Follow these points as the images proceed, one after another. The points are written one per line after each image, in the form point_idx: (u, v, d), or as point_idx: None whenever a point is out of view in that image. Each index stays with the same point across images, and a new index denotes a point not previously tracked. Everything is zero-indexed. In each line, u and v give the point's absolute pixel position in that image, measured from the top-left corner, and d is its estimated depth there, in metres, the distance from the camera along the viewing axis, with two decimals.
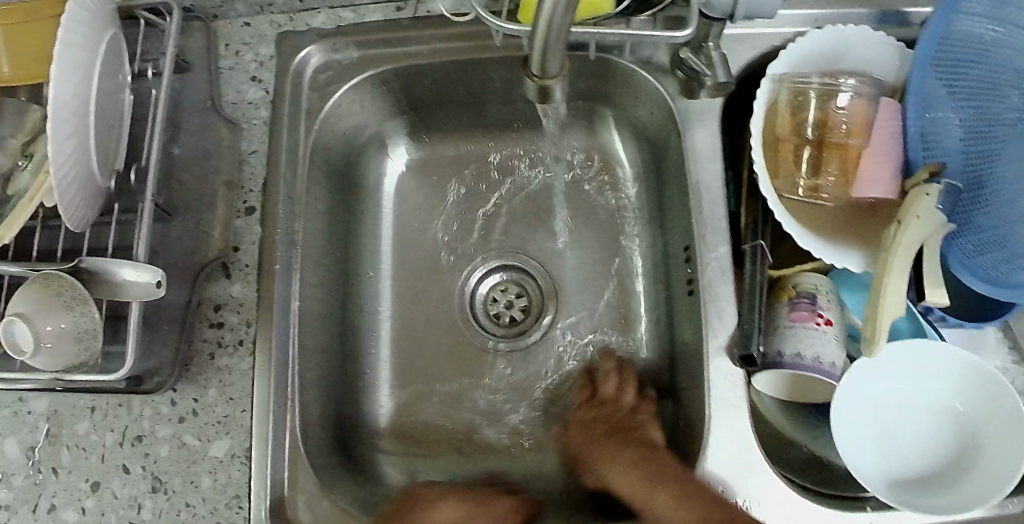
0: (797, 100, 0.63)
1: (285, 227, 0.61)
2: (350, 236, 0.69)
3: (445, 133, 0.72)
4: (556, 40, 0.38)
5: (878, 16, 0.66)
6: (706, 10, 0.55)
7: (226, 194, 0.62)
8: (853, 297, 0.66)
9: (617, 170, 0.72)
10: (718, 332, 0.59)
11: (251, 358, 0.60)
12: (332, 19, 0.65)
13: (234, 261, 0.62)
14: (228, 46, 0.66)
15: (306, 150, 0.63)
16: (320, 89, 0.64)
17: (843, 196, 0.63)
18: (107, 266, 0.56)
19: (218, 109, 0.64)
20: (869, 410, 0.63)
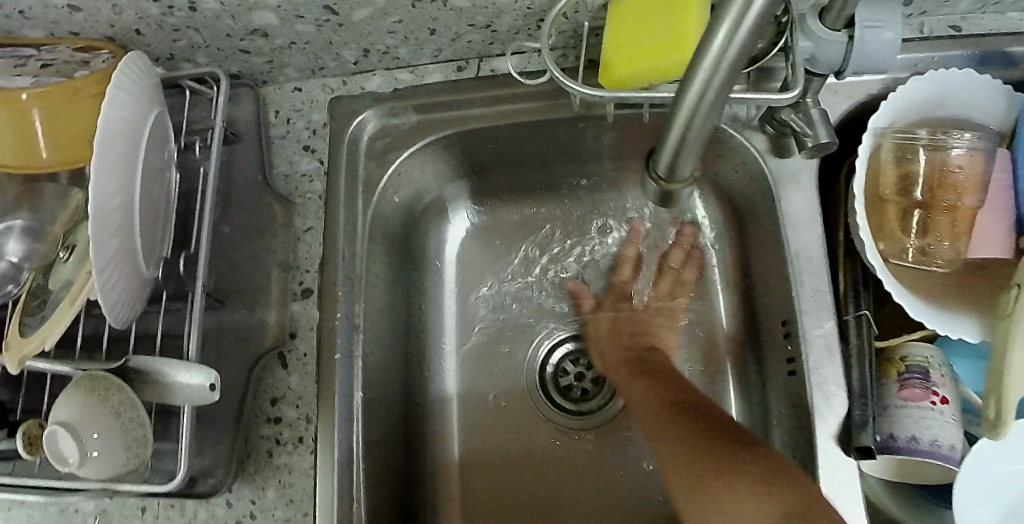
0: (902, 155, 0.57)
1: (345, 310, 0.56)
2: (410, 312, 0.64)
3: (508, 195, 0.68)
4: (703, 116, 0.38)
5: (981, 58, 0.59)
6: (810, 68, 0.51)
7: (281, 276, 0.58)
8: (964, 364, 0.60)
9: (695, 232, 0.67)
10: (827, 419, 0.54)
11: (312, 455, 0.55)
12: (388, 82, 0.61)
13: (292, 349, 0.57)
14: (277, 114, 0.61)
15: (365, 225, 0.58)
16: (378, 158, 0.59)
17: (958, 258, 0.57)
18: (157, 366, 0.52)
19: (269, 183, 0.59)
20: (999, 496, 0.56)
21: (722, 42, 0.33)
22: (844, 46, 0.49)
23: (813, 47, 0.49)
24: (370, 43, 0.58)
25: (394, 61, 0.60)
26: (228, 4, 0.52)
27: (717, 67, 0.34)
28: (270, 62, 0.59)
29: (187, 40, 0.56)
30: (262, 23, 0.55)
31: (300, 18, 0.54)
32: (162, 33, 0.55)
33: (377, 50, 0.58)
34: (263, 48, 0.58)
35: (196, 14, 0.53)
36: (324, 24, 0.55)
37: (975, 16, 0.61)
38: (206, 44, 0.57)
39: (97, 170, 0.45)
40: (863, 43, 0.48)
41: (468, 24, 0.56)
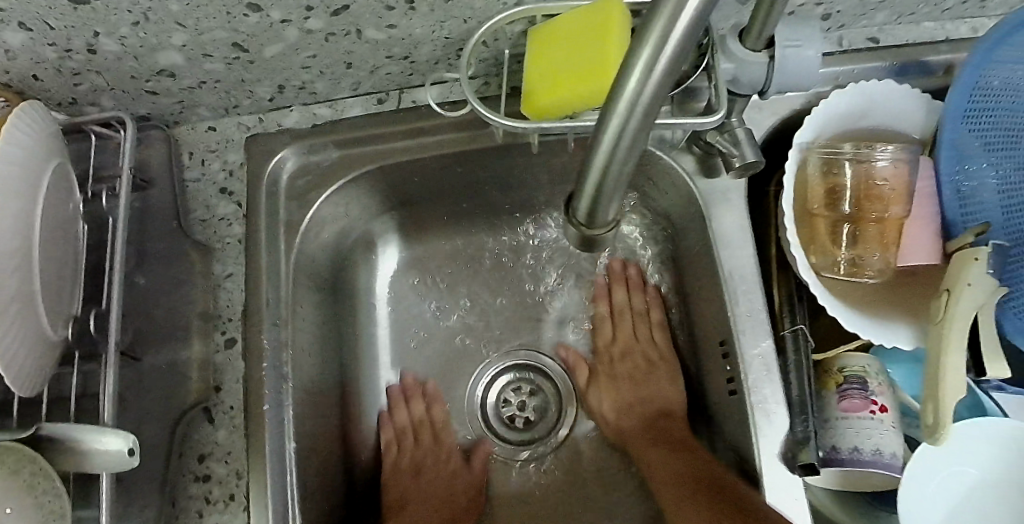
0: (829, 170, 0.57)
1: (273, 359, 0.54)
2: (344, 352, 0.62)
3: (442, 223, 0.66)
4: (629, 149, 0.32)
5: (899, 70, 0.60)
6: (733, 88, 0.50)
7: (202, 327, 0.55)
8: (898, 369, 0.62)
9: (632, 252, 0.67)
10: (770, 439, 0.54)
11: (245, 513, 0.52)
12: (307, 117, 0.59)
13: (217, 403, 0.54)
14: (191, 155, 0.59)
15: (290, 268, 0.56)
16: (300, 198, 0.57)
17: (887, 269, 0.57)
18: (71, 433, 0.48)
19: (186, 230, 0.57)
20: (938, 497, 0.57)
21: (636, 84, 0.29)
22: (766, 66, 0.48)
23: (735, 69, 0.48)
24: (285, 79, 0.55)
25: (311, 96, 0.58)
26: (130, 46, 0.50)
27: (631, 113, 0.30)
28: (180, 102, 0.57)
29: (90, 84, 0.53)
30: (169, 63, 0.52)
31: (208, 56, 0.52)
32: (60, 78, 0.52)
33: (293, 86, 0.56)
34: (171, 89, 0.55)
35: (96, 57, 0.50)
36: (235, 62, 0.53)
37: (891, 27, 0.62)
38: (110, 87, 0.54)
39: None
40: (783, 63, 0.48)
41: (386, 56, 0.54)
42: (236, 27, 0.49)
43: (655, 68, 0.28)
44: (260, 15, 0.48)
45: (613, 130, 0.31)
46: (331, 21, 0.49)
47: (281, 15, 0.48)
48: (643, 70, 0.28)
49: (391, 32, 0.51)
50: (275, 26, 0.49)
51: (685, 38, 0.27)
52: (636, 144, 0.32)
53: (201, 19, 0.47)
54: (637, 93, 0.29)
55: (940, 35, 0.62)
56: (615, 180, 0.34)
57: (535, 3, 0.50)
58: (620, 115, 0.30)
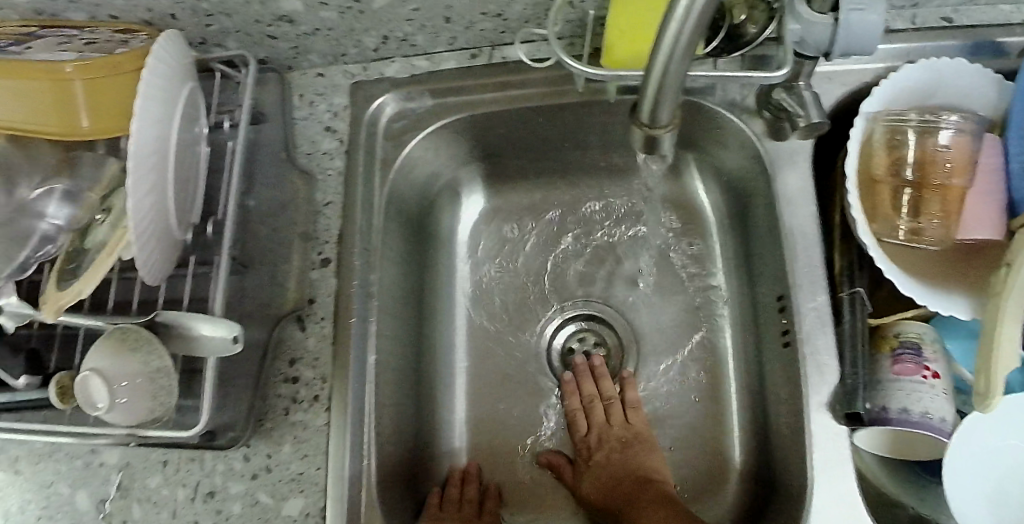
0: (894, 137, 0.59)
1: (361, 278, 0.60)
2: (423, 288, 0.67)
3: (519, 177, 0.71)
4: (672, 84, 0.37)
5: (972, 49, 0.62)
6: (799, 50, 0.54)
7: (301, 246, 0.62)
8: (958, 345, 0.62)
9: (700, 218, 0.70)
10: (820, 389, 0.56)
11: (326, 414, 0.58)
12: (406, 67, 0.65)
13: (310, 313, 0.61)
14: (302, 97, 0.66)
15: (381, 200, 0.62)
16: (395, 138, 0.63)
17: (948, 239, 0.59)
18: (185, 320, 0.55)
19: (293, 161, 0.64)
20: (985, 469, 0.58)
21: None
22: (831, 28, 0.52)
23: (802, 30, 0.52)
24: (389, 31, 0.62)
25: (411, 49, 0.64)
26: None
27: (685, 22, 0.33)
28: (296, 48, 0.64)
29: (220, 26, 0.61)
30: (289, 10, 0.59)
31: (324, 5, 0.58)
32: (197, 18, 0.60)
33: (396, 37, 0.63)
34: (289, 34, 0.62)
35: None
36: (347, 12, 0.59)
37: (966, 9, 0.64)
38: (237, 29, 0.62)
39: (136, 138, 0.49)
40: (848, 25, 0.51)
41: (480, 12, 0.60)
42: None
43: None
44: None
45: (672, 27, 0.34)
46: None
47: None
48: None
49: None
50: None
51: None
52: (687, 56, 0.35)
53: None
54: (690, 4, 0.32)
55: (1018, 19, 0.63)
56: (672, 79, 0.36)
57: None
58: (678, 19, 0.33)
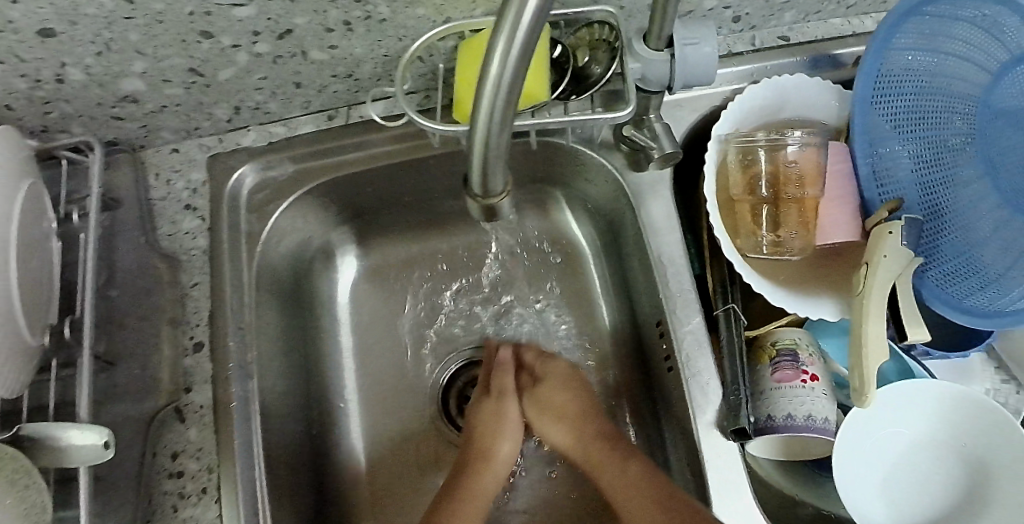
0: (746, 157, 0.62)
1: (238, 358, 0.58)
2: (307, 358, 0.66)
3: (396, 230, 0.71)
4: (496, 155, 0.37)
5: (811, 62, 0.65)
6: (643, 86, 0.55)
7: (171, 332, 0.59)
8: (831, 343, 0.65)
9: (577, 250, 0.71)
10: (705, 411, 0.57)
11: (217, 505, 0.56)
12: (263, 135, 0.64)
13: (188, 403, 0.58)
14: (157, 176, 0.64)
15: (251, 275, 0.60)
16: (259, 210, 0.61)
17: (808, 247, 0.62)
18: (49, 431, 0.52)
19: (154, 245, 0.61)
20: (873, 460, 0.60)
21: (498, 68, 0.32)
22: (668, 63, 0.54)
23: (642, 67, 0.54)
24: (240, 100, 0.60)
25: (266, 116, 0.63)
26: (95, 75, 0.54)
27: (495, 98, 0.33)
28: (144, 126, 0.61)
29: (60, 112, 0.58)
30: (132, 90, 0.57)
31: (167, 82, 0.57)
32: (32, 107, 0.57)
33: (248, 106, 0.61)
34: (136, 114, 0.60)
35: (64, 86, 0.55)
36: (193, 86, 0.58)
37: (801, 26, 0.67)
38: (78, 114, 0.59)
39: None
40: (684, 58, 0.53)
41: (331, 74, 0.59)
42: (192, 53, 0.54)
43: (513, 50, 0.32)
44: (213, 41, 0.53)
45: (481, 121, 0.35)
46: (277, 44, 0.54)
47: (231, 41, 0.53)
48: (502, 54, 0.32)
49: (334, 51, 0.56)
50: (227, 50, 0.54)
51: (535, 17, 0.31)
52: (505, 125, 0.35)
53: (158, 46, 0.52)
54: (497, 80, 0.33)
55: (848, 30, 0.67)
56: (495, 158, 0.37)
57: (463, 19, 0.55)
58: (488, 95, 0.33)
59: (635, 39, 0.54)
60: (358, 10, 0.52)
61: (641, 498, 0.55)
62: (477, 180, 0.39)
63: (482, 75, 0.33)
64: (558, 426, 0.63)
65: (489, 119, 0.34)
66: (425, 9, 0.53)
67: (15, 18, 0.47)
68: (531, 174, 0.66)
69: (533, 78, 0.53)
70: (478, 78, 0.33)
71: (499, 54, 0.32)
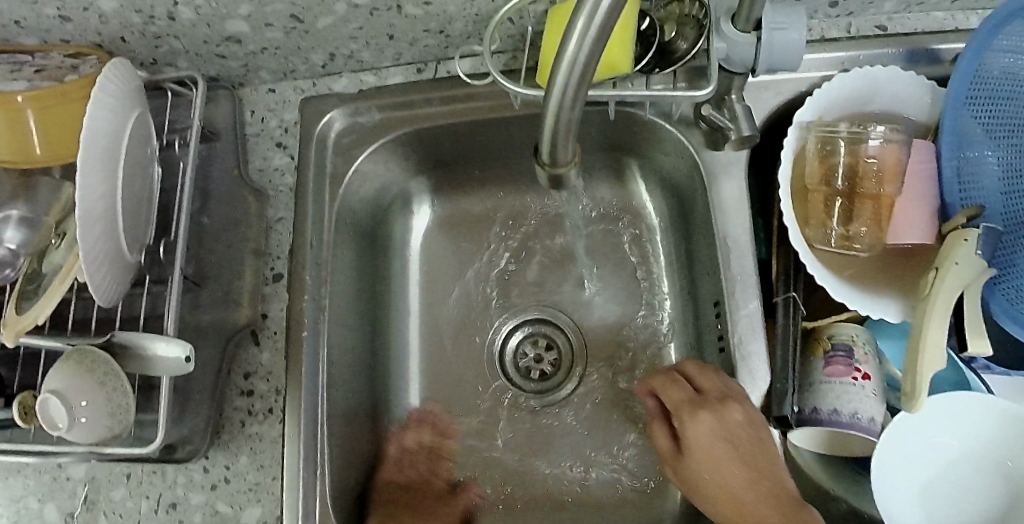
0: (825, 148, 0.61)
1: (313, 292, 0.62)
2: (376, 301, 0.69)
3: (472, 185, 0.73)
4: (566, 130, 0.40)
5: (908, 56, 0.63)
6: (726, 66, 0.56)
7: (253, 261, 0.64)
8: (890, 342, 0.65)
9: (645, 221, 0.72)
10: (752, 393, 0.58)
11: (281, 425, 0.61)
12: (354, 83, 0.66)
13: (263, 328, 0.63)
14: (253, 113, 0.67)
15: (331, 216, 0.63)
16: (344, 153, 0.65)
17: (878, 244, 0.61)
18: (139, 341, 0.57)
19: (245, 178, 0.65)
20: (913, 469, 0.61)
21: (573, 49, 0.35)
22: (753, 46, 0.54)
23: (728, 48, 0.54)
24: (336, 48, 0.63)
25: (359, 64, 0.65)
26: (204, 15, 0.58)
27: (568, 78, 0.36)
28: (245, 65, 0.65)
29: (169, 47, 0.63)
30: (235, 31, 0.61)
31: (269, 26, 0.60)
32: (146, 41, 0.62)
33: (342, 54, 0.64)
34: (238, 54, 0.64)
35: (174, 23, 0.59)
36: (292, 31, 0.61)
37: (902, 16, 0.65)
38: (186, 50, 0.63)
39: (83, 153, 0.50)
40: (769, 43, 0.54)
41: (423, 29, 0.61)
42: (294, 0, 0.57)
43: (588, 36, 0.34)
44: None
45: (553, 100, 0.38)
46: None
47: None
48: (580, 36, 0.34)
49: (427, 8, 0.58)
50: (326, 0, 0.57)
51: (614, 6, 0.33)
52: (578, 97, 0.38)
53: None
54: (573, 60, 0.35)
55: (951, 25, 0.65)
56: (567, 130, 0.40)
57: None
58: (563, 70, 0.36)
59: (724, 19, 0.54)
60: None
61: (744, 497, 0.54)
62: (545, 148, 0.42)
63: (557, 52, 0.36)
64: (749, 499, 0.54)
65: (563, 90, 0.37)
66: None
67: None
68: (611, 141, 0.67)
69: (617, 50, 0.54)
70: (555, 55, 0.36)
71: (578, 36, 0.34)
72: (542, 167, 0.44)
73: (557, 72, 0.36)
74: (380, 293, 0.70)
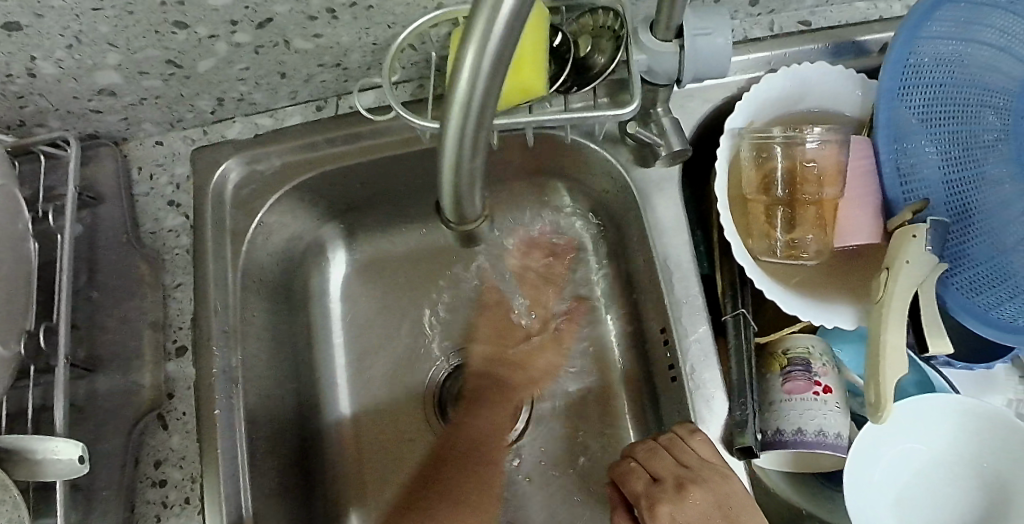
0: (761, 154, 0.58)
1: (223, 363, 0.56)
2: (299, 363, 0.63)
3: (393, 225, 0.68)
4: (471, 178, 0.36)
5: (835, 51, 0.60)
6: (650, 79, 0.52)
7: (153, 335, 0.57)
8: (847, 351, 0.62)
9: (582, 245, 0.68)
10: (711, 425, 0.54)
11: (200, 516, 0.54)
12: (249, 127, 0.60)
13: (171, 409, 0.56)
14: (140, 170, 0.61)
15: (236, 276, 0.58)
16: (244, 206, 0.59)
17: (825, 249, 0.58)
18: (23, 443, 0.50)
19: (136, 243, 0.59)
20: (888, 480, 0.57)
21: (466, 89, 0.31)
22: (676, 55, 0.50)
23: (648, 59, 0.50)
24: (223, 92, 0.57)
25: (252, 107, 0.59)
26: (68, 68, 0.53)
27: (466, 121, 0.32)
28: (125, 119, 0.59)
29: (35, 106, 0.56)
30: (109, 83, 0.55)
31: (145, 74, 0.54)
32: (6, 102, 0.55)
33: (232, 98, 0.58)
34: (115, 106, 0.57)
35: (37, 79, 0.53)
36: (171, 78, 0.55)
37: (824, 9, 0.62)
38: (55, 108, 0.57)
39: None
40: (693, 51, 0.49)
41: (318, 64, 0.55)
42: (167, 44, 0.51)
43: (480, 74, 0.30)
44: (188, 32, 0.50)
45: (451, 144, 0.33)
46: (257, 34, 0.51)
47: (209, 31, 0.50)
48: (471, 74, 0.30)
49: (318, 40, 0.53)
50: (204, 41, 0.51)
51: (505, 37, 0.29)
52: (477, 140, 0.33)
53: (131, 38, 0.50)
54: (467, 103, 0.31)
55: (874, 15, 0.62)
56: (470, 177, 0.36)
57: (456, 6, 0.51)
58: (460, 112, 0.32)
59: (641, 28, 0.50)
60: None
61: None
62: (450, 207, 0.39)
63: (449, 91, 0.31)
64: None
65: (460, 132, 0.33)
66: None
67: None
68: (535, 166, 0.63)
69: (529, 73, 0.49)
70: (447, 96, 0.31)
71: (467, 78, 0.30)
72: (450, 226, 0.41)
73: (450, 116, 0.32)
74: (303, 353, 0.64)
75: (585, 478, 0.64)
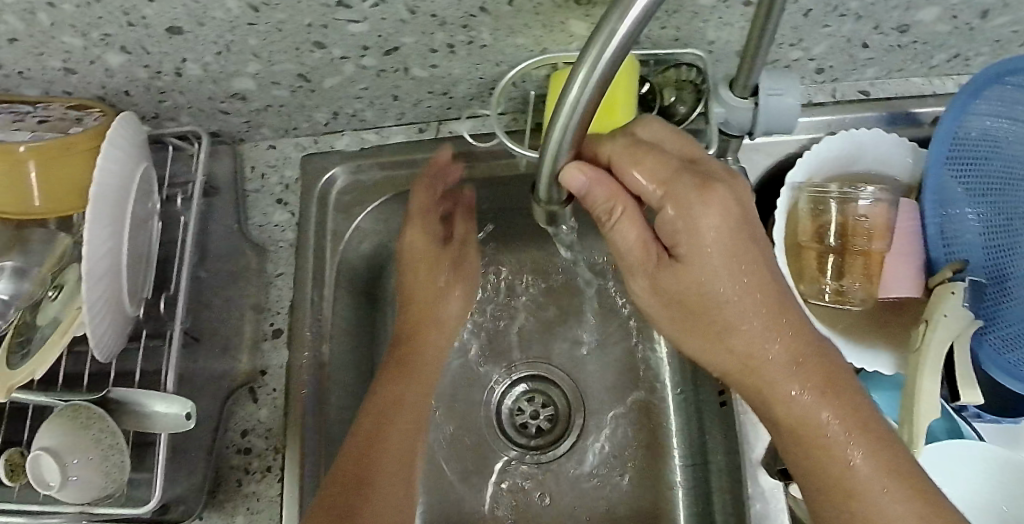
0: (816, 207, 0.63)
1: (313, 348, 0.61)
2: (375, 360, 0.69)
3: None
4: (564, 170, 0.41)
5: (889, 119, 0.67)
6: (725, 129, 0.59)
7: (253, 317, 0.63)
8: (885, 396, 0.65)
9: None
10: (756, 446, 0.60)
11: (279, 484, 0.60)
12: (356, 141, 0.68)
13: (262, 385, 0.62)
14: (253, 169, 0.68)
15: (333, 272, 0.64)
16: (345, 211, 0.65)
17: (870, 298, 0.63)
18: (137, 397, 0.56)
19: (245, 233, 0.65)
20: None
21: (574, 95, 0.35)
22: (751, 111, 0.57)
23: (726, 112, 0.58)
24: (340, 107, 0.64)
25: (361, 124, 0.67)
26: (211, 71, 0.59)
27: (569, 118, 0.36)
28: (247, 122, 0.66)
29: (172, 102, 0.63)
30: (242, 88, 0.61)
31: (276, 84, 0.61)
32: (149, 95, 0.62)
33: (346, 113, 0.65)
34: (241, 110, 0.64)
35: (181, 79, 0.60)
36: (298, 90, 0.62)
37: (883, 81, 0.68)
38: (189, 105, 0.63)
39: (94, 206, 0.50)
40: (767, 108, 0.57)
41: (428, 91, 0.62)
42: (302, 60, 0.58)
43: (591, 81, 0.34)
44: (324, 52, 0.57)
45: (555, 136, 0.38)
46: (383, 60, 0.58)
47: (341, 53, 0.57)
48: (581, 84, 0.34)
49: (434, 70, 0.60)
50: (335, 61, 0.58)
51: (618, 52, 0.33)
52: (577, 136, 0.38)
53: (274, 51, 0.57)
54: (573, 103, 0.35)
55: (929, 90, 0.68)
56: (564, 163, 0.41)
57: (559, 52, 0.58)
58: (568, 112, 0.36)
59: (722, 85, 0.58)
60: (462, 34, 0.56)
61: (874, 473, 0.46)
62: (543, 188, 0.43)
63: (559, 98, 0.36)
64: (790, 361, 0.48)
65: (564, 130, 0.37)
66: (525, 38, 0.56)
67: (151, 15, 0.53)
68: None
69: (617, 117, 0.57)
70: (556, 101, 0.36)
71: (578, 84, 0.34)
72: (541, 205, 0.46)
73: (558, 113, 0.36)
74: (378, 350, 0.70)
75: (625, 492, 0.68)
